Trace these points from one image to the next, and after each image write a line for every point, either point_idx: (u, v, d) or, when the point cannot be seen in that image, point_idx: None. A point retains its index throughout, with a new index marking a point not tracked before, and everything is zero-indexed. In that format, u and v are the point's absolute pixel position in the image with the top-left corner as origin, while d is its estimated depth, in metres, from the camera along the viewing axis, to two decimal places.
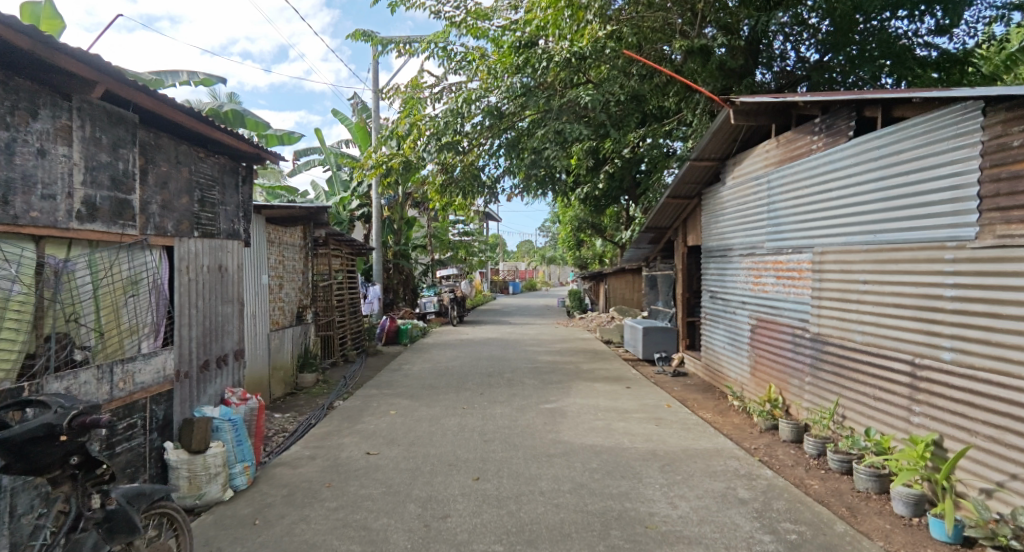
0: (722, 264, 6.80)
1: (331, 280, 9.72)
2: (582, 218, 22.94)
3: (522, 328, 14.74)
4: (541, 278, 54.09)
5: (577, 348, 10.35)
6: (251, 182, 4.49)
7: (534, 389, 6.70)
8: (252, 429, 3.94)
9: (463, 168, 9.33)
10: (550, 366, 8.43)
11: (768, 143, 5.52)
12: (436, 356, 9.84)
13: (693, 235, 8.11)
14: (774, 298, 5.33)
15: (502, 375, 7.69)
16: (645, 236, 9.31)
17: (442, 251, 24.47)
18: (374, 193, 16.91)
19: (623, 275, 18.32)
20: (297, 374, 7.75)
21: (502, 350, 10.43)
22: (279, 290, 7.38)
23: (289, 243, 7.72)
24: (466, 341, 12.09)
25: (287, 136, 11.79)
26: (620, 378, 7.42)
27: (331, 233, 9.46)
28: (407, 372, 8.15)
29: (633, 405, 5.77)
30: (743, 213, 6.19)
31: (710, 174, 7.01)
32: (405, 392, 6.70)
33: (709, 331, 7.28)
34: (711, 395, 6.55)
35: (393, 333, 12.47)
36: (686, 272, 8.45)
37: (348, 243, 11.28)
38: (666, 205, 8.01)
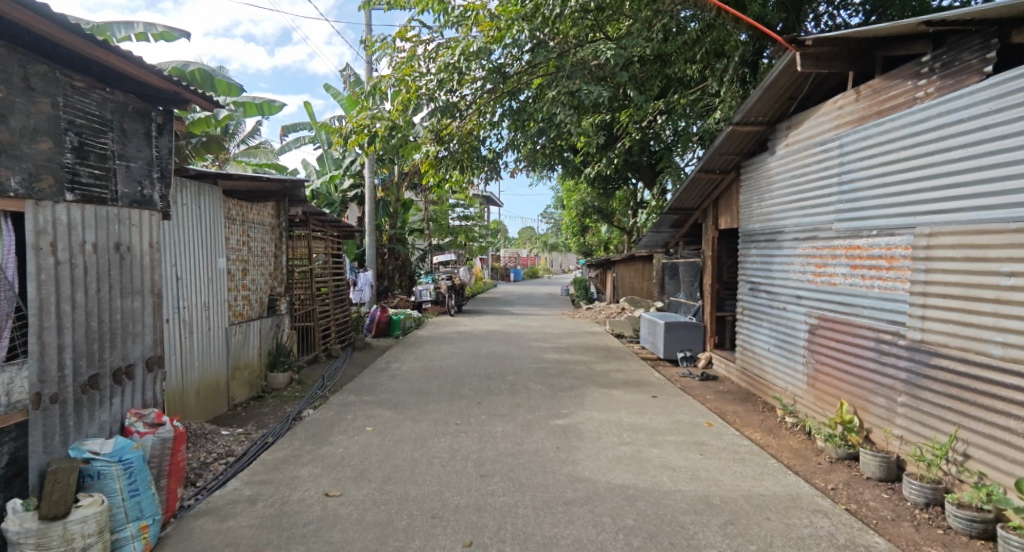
0: (767, 251, 5.70)
1: (311, 265, 8.63)
2: (588, 203, 21.78)
3: (525, 319, 13.67)
4: (543, 265, 52.99)
5: (587, 344, 9.28)
6: (172, 134, 3.38)
7: (540, 397, 5.64)
8: (162, 468, 2.81)
9: (460, 139, 8.24)
10: (558, 366, 7.37)
11: (843, 96, 4.39)
12: (430, 353, 8.77)
13: (726, 217, 7.02)
14: (848, 292, 4.25)
15: (503, 377, 6.63)
16: (668, 218, 8.20)
17: (441, 236, 23.37)
18: (368, 172, 15.88)
19: (634, 263, 17.27)
20: (267, 374, 6.69)
21: (504, 345, 9.37)
22: (244, 276, 6.29)
23: (255, 222, 6.61)
24: (463, 334, 11.04)
25: (268, 104, 10.57)
26: (642, 382, 6.34)
27: (311, 212, 8.36)
28: (395, 373, 7.09)
29: (664, 422, 4.69)
30: (799, 188, 5.07)
31: (753, 141, 5.89)
32: (388, 400, 5.64)
33: (749, 330, 6.19)
34: (754, 407, 5.49)
35: (384, 324, 11.42)
36: (716, 260, 7.36)
37: (332, 225, 10.18)
38: (696, 181, 6.91)
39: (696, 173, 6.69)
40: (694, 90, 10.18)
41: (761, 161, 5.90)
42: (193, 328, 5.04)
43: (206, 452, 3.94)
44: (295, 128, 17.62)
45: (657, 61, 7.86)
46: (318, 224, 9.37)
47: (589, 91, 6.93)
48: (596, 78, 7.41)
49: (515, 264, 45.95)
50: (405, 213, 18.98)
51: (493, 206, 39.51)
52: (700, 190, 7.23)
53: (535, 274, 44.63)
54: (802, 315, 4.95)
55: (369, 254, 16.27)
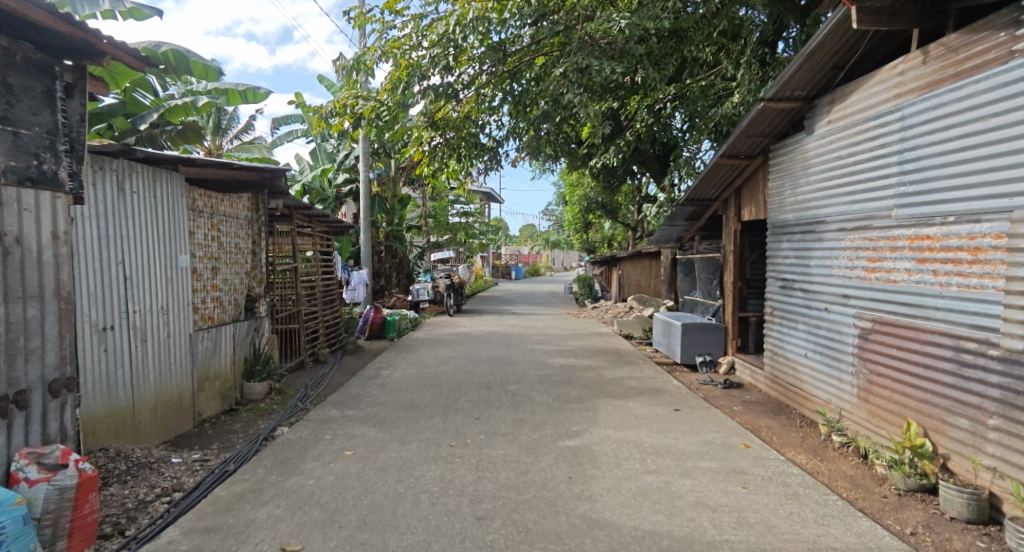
0: (804, 243, 5.01)
1: (295, 263, 7.98)
2: (591, 198, 21.12)
3: (528, 319, 13.02)
4: (545, 263, 52.33)
5: (594, 347, 8.61)
6: (80, 97, 2.97)
7: (547, 412, 4.98)
8: (60, 527, 2.18)
9: (456, 128, 7.73)
10: (565, 373, 6.71)
11: (904, 59, 3.69)
12: (425, 357, 8.12)
13: (749, 208, 6.38)
14: (913, 291, 3.57)
15: (504, 387, 5.96)
16: (683, 210, 7.55)
17: (440, 233, 22.73)
18: (362, 166, 15.48)
19: (641, 260, 16.69)
20: (243, 383, 6.04)
21: (505, 349, 8.71)
22: (214, 275, 5.64)
23: (227, 215, 5.93)
24: (462, 336, 10.39)
25: (251, 92, 9.93)
26: (660, 391, 5.68)
27: (295, 206, 7.72)
28: (385, 381, 6.43)
29: (692, 443, 4.02)
30: (845, 170, 4.39)
31: (786, 119, 5.21)
32: (375, 415, 4.98)
33: (781, 333, 5.50)
34: (790, 422, 4.82)
35: (378, 326, 10.79)
36: (738, 255, 6.72)
37: (320, 220, 9.53)
38: (718, 167, 6.26)
39: (718, 158, 6.04)
40: (707, 73, 9.51)
41: (794, 143, 5.22)
42: (145, 335, 4.39)
43: (148, 488, 3.28)
44: (287, 121, 16.98)
45: (672, 37, 7.19)
46: (304, 219, 8.72)
47: (600, 67, 6.19)
48: (607, 53, 6.62)
49: (517, 262, 45.24)
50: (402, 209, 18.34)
51: (493, 202, 38.89)
52: (719, 179, 6.59)
53: (537, 272, 44.00)
54: (850, 317, 4.27)
55: (364, 251, 15.63)
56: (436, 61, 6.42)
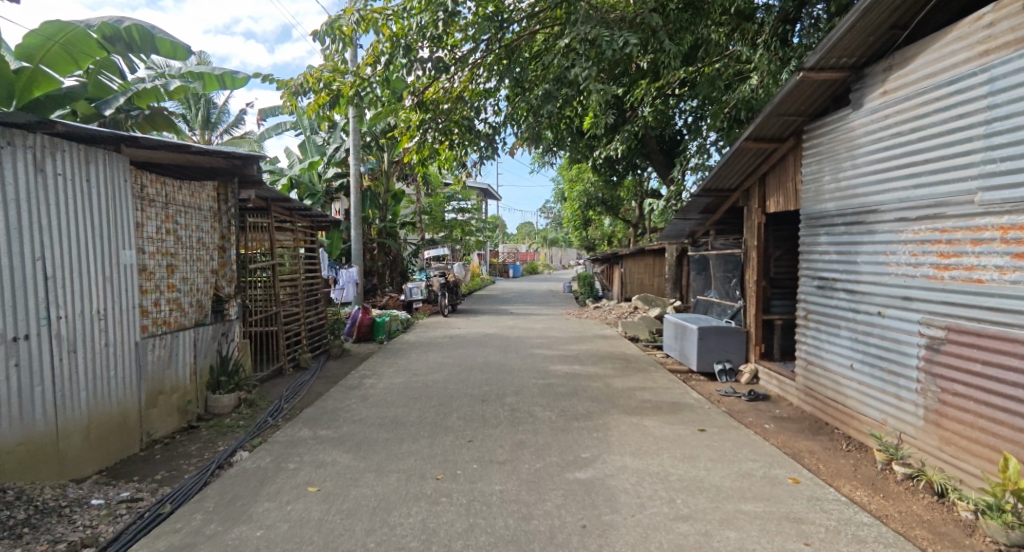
0: (850, 236, 4.33)
1: (272, 260, 7.27)
2: (591, 193, 20.48)
3: (526, 320, 12.37)
4: (543, 261, 51.71)
5: (599, 352, 7.93)
6: None
7: (552, 432, 4.28)
8: None
9: (450, 109, 7.05)
10: (570, 383, 6.02)
11: (994, 8, 3.06)
12: (415, 363, 7.42)
13: (776, 198, 5.72)
14: (1010, 292, 2.90)
15: (501, 400, 5.27)
16: (699, 202, 6.88)
17: (435, 230, 22.05)
18: (353, 159, 14.88)
19: (645, 258, 16.00)
20: (207, 396, 5.32)
21: (503, 353, 8.03)
22: (172, 273, 4.94)
23: (188, 205, 5.23)
24: (456, 338, 9.71)
25: (228, 76, 9.21)
26: (680, 406, 4.99)
27: (271, 197, 7.01)
28: (368, 393, 5.73)
29: (729, 476, 3.33)
30: (908, 150, 3.72)
31: (826, 93, 4.55)
32: (352, 435, 4.28)
33: (817, 341, 4.82)
34: (835, 445, 4.13)
35: (367, 328, 10.10)
36: (762, 251, 6.06)
37: (302, 214, 8.79)
38: (742, 152, 5.60)
39: (743, 142, 5.38)
40: (720, 56, 8.87)
41: (838, 121, 4.55)
42: (79, 345, 3.68)
43: (48, 544, 2.56)
44: (274, 112, 16.17)
45: (687, 9, 6.50)
46: (283, 212, 7.99)
47: (611, 37, 5.49)
48: (616, 23, 6.00)
49: (514, 260, 44.61)
50: (396, 205, 17.72)
51: (490, 199, 38.24)
52: (742, 166, 5.92)
53: (535, 270, 43.36)
54: (915, 324, 3.60)
55: (355, 249, 14.94)
56: (425, 31, 5.72)
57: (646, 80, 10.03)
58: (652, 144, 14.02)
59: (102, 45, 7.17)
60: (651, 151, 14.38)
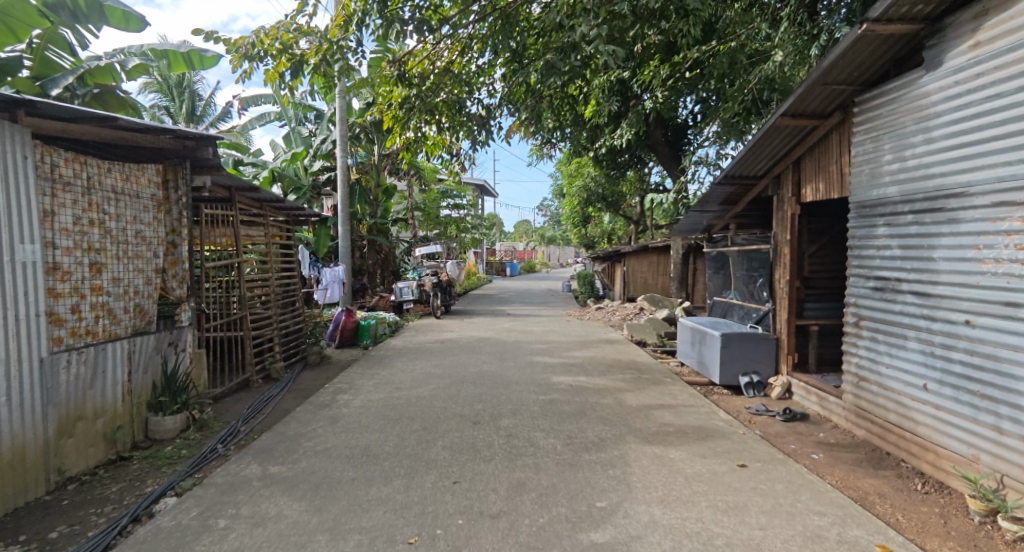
0: (923, 227, 3.50)
1: (237, 257, 6.46)
2: (591, 188, 19.73)
3: (524, 321, 11.60)
4: (540, 259, 50.98)
5: (605, 360, 7.14)
6: None
7: (557, 469, 3.48)
8: None
9: (442, 87, 6.33)
10: (575, 399, 5.23)
11: None
12: (401, 374, 6.61)
13: (814, 184, 4.95)
14: None
15: (496, 423, 4.46)
16: (719, 191, 6.11)
17: (428, 226, 21.30)
18: (340, 151, 14.17)
19: (644, 255, 15.82)
20: (146, 418, 4.49)
21: (498, 361, 7.23)
22: (99, 274, 4.11)
23: (121, 192, 4.40)
24: (448, 343, 8.92)
25: (196, 55, 8.41)
26: (708, 431, 4.20)
27: (234, 185, 6.19)
28: (341, 413, 4.91)
29: (793, 539, 2.53)
30: (1012, 113, 2.89)
31: (886, 53, 3.76)
32: (310, 474, 3.47)
33: (874, 354, 4.00)
34: (909, 486, 3.32)
35: (350, 332, 9.31)
36: (794, 247, 5.28)
37: (275, 207, 7.97)
38: (774, 132, 4.81)
39: (777, 118, 4.59)
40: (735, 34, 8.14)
41: (903, 87, 3.73)
42: None
43: None
44: (256, 101, 15.29)
45: None
46: (251, 204, 7.18)
47: None
48: None
49: (511, 258, 43.87)
50: (387, 201, 17.18)
51: (486, 196, 37.49)
52: (773, 149, 5.15)
53: (532, 268, 42.64)
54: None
55: (343, 246, 14.16)
56: None
57: (653, 62, 9.26)
58: (655, 132, 13.45)
59: (42, 12, 6.34)
60: (656, 141, 13.91)
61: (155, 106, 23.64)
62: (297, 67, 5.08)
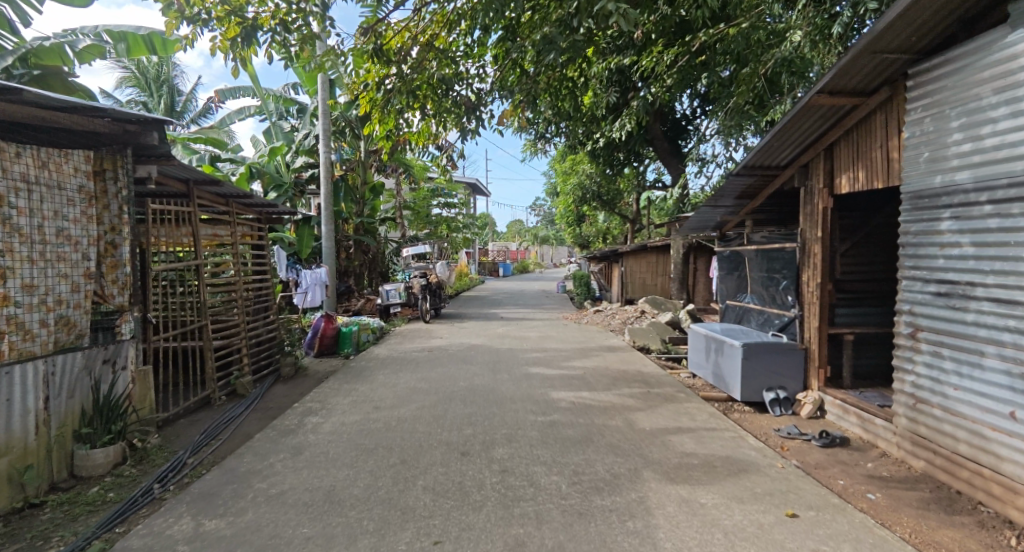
0: (1008, 219, 2.86)
1: (195, 260, 5.76)
2: (586, 186, 19.14)
3: (519, 326, 10.95)
4: (533, 259, 50.43)
5: (608, 371, 6.49)
6: None
7: (564, 522, 2.80)
8: None
9: (433, 70, 5.73)
10: (578, 421, 4.57)
11: None
12: (381, 389, 5.90)
13: (849, 173, 4.34)
14: None
15: (488, 455, 3.79)
16: (736, 183, 5.50)
17: (418, 226, 20.64)
18: (323, 146, 13.47)
19: (643, 255, 15.24)
20: (72, 451, 3.77)
21: (490, 373, 6.57)
22: (3, 281, 3.42)
23: (36, 182, 3.68)
24: (437, 352, 8.23)
25: (158, 39, 7.64)
26: (739, 462, 3.55)
27: (191, 177, 5.48)
28: (307, 441, 4.20)
29: None
30: None
31: (955, 10, 3.12)
32: (255, 532, 2.76)
33: (936, 372, 3.36)
34: (997, 541, 2.67)
35: (330, 339, 8.63)
36: (825, 245, 4.64)
37: (244, 204, 7.24)
38: (806, 112, 4.17)
39: (812, 96, 3.94)
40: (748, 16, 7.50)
41: (976, 53, 3.10)
42: None
43: None
44: (234, 93, 14.38)
45: None
46: (215, 200, 6.47)
47: None
48: None
49: (505, 258, 43.22)
50: (375, 199, 16.54)
51: (478, 195, 36.83)
52: (800, 134, 4.53)
53: (525, 269, 42.05)
54: None
55: (327, 246, 13.46)
56: None
57: (657, 48, 8.68)
58: (654, 126, 13.18)
59: None
60: (654, 135, 13.55)
61: (134, 102, 22.82)
62: (251, 36, 4.35)
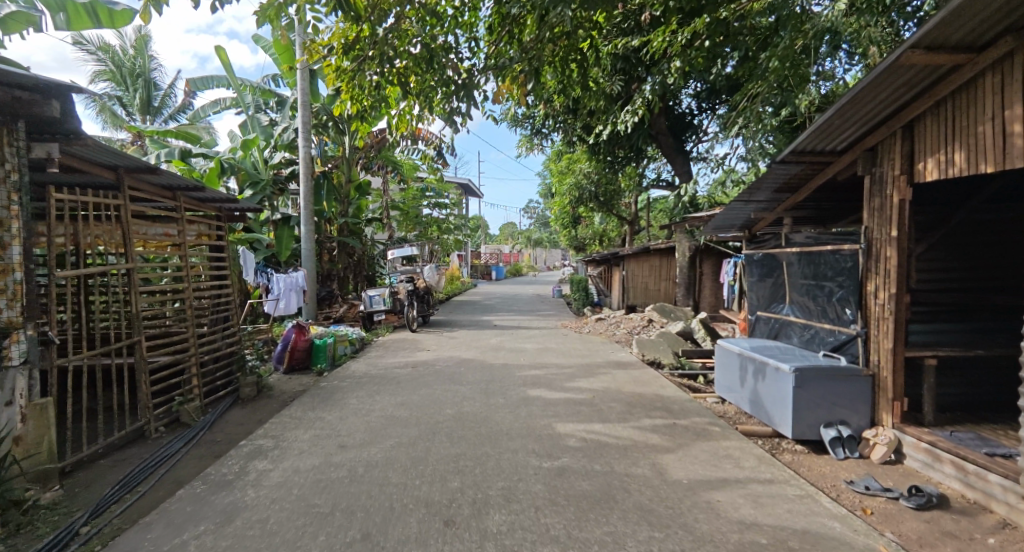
0: None
1: (128, 264, 4.77)
2: (584, 186, 18.26)
3: (514, 335, 10.00)
4: (526, 262, 49.53)
5: (619, 395, 5.54)
6: None
7: None
8: None
9: (418, 39, 4.80)
10: (593, 470, 3.59)
11: None
12: (352, 417, 4.92)
13: (939, 156, 3.45)
14: None
15: (480, 530, 2.80)
16: (781, 173, 4.60)
17: (407, 227, 19.68)
18: (302, 140, 12.48)
19: (646, 258, 14.40)
20: None
21: (482, 396, 5.59)
22: None
23: None
24: (422, 368, 7.25)
25: (104, 8, 6.65)
26: (822, 541, 2.61)
27: (121, 163, 4.50)
28: (243, 499, 3.21)
29: None
30: None
31: None
32: None
33: None
34: None
35: (302, 353, 7.65)
36: (901, 245, 3.73)
37: (198, 200, 6.24)
38: (889, 75, 3.26)
39: (905, 52, 3.03)
40: None
41: None
42: None
43: None
44: (205, 83, 13.19)
45: None
46: (158, 192, 5.46)
47: None
48: None
49: (498, 261, 42.32)
50: (360, 198, 15.61)
51: (471, 196, 35.94)
52: (873, 108, 3.64)
53: (519, 271, 41.12)
54: None
55: (306, 247, 12.50)
56: None
57: (669, 27, 7.80)
58: (658, 120, 12.36)
59: None
60: (658, 131, 12.73)
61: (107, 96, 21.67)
62: None
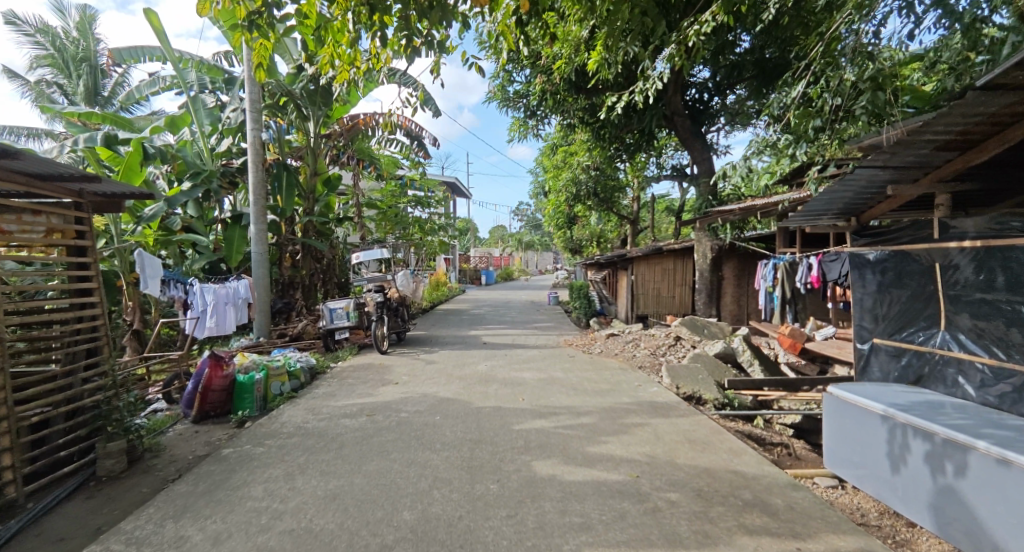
0: None
1: None
2: (581, 181, 16.26)
3: (507, 358, 8.04)
4: (517, 265, 47.40)
5: (676, 474, 3.58)
6: None
7: None
8: None
9: None
10: None
11: None
12: (239, 533, 2.91)
13: None
14: None
15: None
16: (971, 110, 2.67)
17: (385, 228, 17.67)
18: (251, 122, 10.45)
19: (658, 260, 12.55)
20: None
21: (460, 480, 3.59)
22: None
23: None
24: (381, 414, 5.25)
25: None
26: None
27: None
28: None
29: None
30: None
31: None
32: None
33: None
34: None
35: (220, 395, 5.61)
36: None
37: (42, 182, 4.18)
38: None
39: None
40: None
41: None
42: None
43: None
44: (131, 55, 11.15)
45: None
46: None
47: None
48: None
49: (488, 265, 40.21)
50: (329, 195, 13.62)
51: (457, 196, 33.85)
52: None
53: (508, 276, 39.11)
54: None
55: (257, 252, 10.51)
56: None
57: None
58: (672, 96, 10.57)
59: None
60: (673, 110, 10.81)
61: (50, 83, 19.49)
62: None
